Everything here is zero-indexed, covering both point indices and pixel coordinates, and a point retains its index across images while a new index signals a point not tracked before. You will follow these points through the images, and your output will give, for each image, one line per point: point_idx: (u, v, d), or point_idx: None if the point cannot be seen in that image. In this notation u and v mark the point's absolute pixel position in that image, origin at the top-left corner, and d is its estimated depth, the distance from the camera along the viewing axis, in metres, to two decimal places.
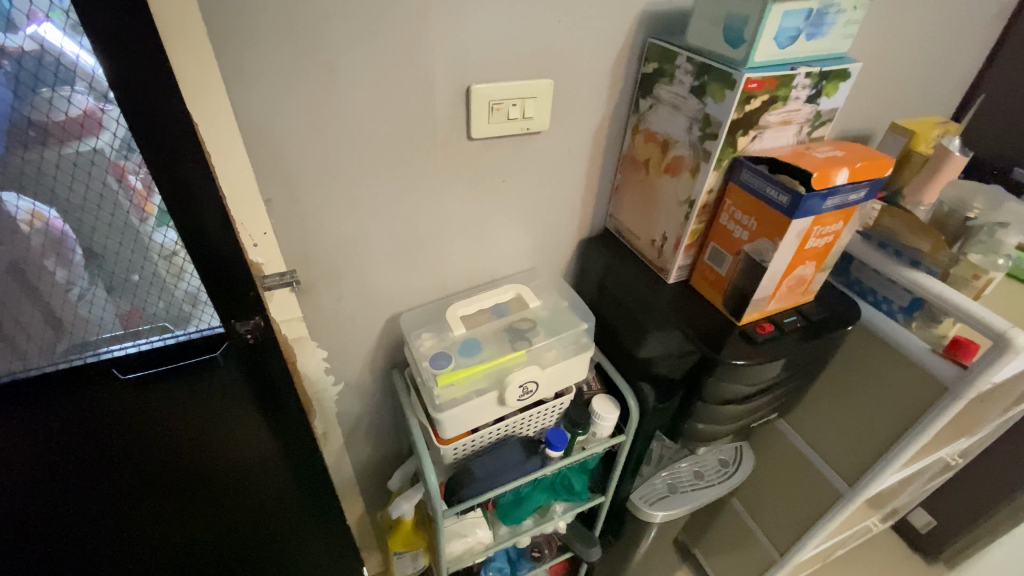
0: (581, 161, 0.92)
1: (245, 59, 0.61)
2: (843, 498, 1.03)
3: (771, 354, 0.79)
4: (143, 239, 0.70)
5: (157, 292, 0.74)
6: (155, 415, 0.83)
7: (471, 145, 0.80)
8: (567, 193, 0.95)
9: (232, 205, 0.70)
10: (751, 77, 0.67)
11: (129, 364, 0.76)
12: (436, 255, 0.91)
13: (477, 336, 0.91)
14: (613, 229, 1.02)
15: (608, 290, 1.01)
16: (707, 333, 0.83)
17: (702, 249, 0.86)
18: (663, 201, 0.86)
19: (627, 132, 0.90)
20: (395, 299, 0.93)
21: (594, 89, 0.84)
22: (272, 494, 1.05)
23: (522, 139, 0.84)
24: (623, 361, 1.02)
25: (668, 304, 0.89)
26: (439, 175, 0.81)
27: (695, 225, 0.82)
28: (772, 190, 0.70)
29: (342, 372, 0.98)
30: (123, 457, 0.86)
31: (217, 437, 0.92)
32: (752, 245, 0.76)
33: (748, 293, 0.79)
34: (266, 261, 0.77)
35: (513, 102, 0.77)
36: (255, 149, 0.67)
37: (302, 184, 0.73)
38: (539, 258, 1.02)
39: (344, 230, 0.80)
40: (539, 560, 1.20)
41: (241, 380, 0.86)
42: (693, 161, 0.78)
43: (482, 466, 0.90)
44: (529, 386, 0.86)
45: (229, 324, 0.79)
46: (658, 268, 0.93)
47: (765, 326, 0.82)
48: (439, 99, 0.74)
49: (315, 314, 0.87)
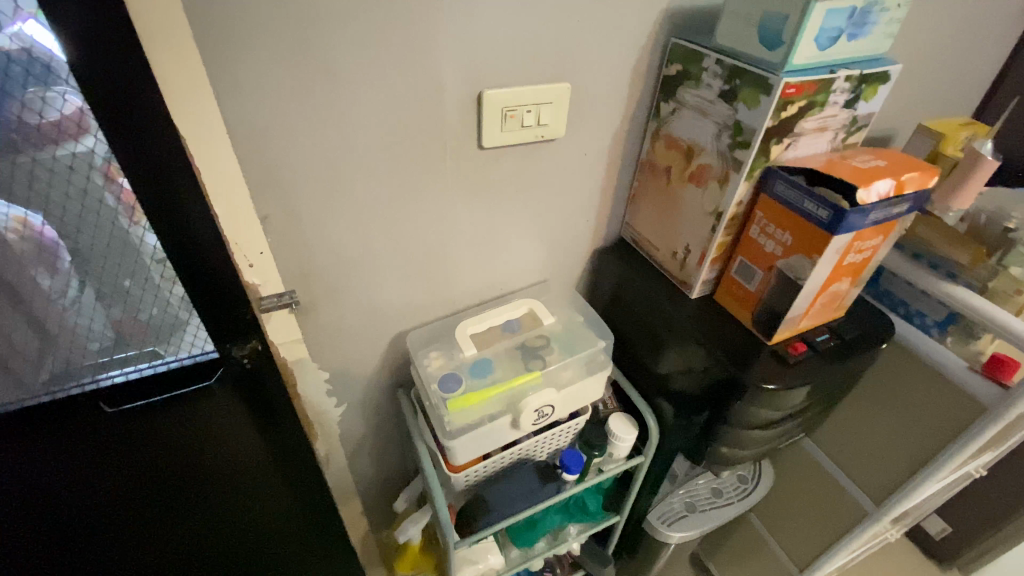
0: (597, 169, 0.86)
1: (236, 64, 0.55)
2: (869, 517, 0.98)
3: (804, 377, 0.74)
4: (128, 260, 0.64)
5: (148, 316, 0.69)
6: (146, 449, 0.78)
7: (482, 154, 0.75)
8: (582, 202, 0.90)
9: (225, 224, 0.64)
10: (790, 82, 0.62)
11: (118, 396, 0.70)
12: (444, 269, 0.86)
13: (489, 356, 0.86)
14: (629, 238, 0.96)
15: (624, 304, 0.96)
16: (734, 351, 0.78)
17: (728, 263, 0.81)
18: (687, 211, 0.80)
19: (647, 138, 0.84)
20: (401, 316, 0.88)
21: (613, 93, 0.78)
22: (272, 521, 0.99)
23: (536, 146, 0.78)
24: (639, 378, 0.97)
25: (690, 321, 0.84)
26: (448, 187, 0.76)
27: (722, 237, 0.77)
28: (811, 203, 0.65)
29: (345, 393, 0.93)
30: (114, 493, 0.81)
31: (214, 468, 0.86)
32: (786, 261, 0.71)
33: (780, 310, 0.74)
34: (262, 281, 0.72)
35: (528, 108, 0.72)
36: (249, 162, 0.62)
37: (301, 199, 0.67)
38: (551, 270, 0.97)
39: (347, 247, 0.75)
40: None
41: (239, 406, 0.80)
42: (721, 171, 0.72)
43: (494, 493, 0.86)
44: (545, 409, 0.81)
45: (224, 348, 0.73)
46: (680, 282, 0.88)
47: (797, 345, 0.77)
48: (449, 106, 0.68)
49: (315, 335, 0.82)
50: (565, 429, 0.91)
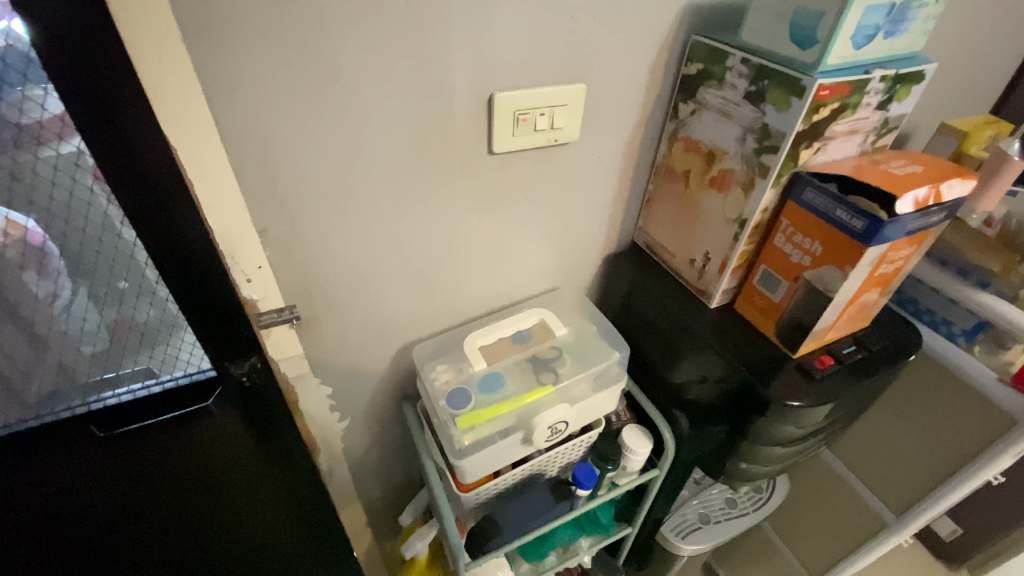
0: (611, 173, 0.82)
1: (231, 68, 0.51)
2: (890, 529, 0.96)
3: (831, 392, 0.71)
4: (117, 277, 0.60)
5: (141, 334, 0.65)
6: (139, 477, 0.73)
7: (492, 160, 0.71)
8: (595, 207, 0.86)
9: (220, 238, 0.60)
10: (824, 83, 0.58)
11: (109, 420, 0.66)
12: (451, 280, 0.82)
13: (499, 369, 0.82)
14: (643, 244, 0.92)
15: (636, 312, 0.92)
16: (757, 364, 0.75)
17: (750, 272, 0.77)
18: (707, 218, 0.77)
19: (664, 140, 0.80)
20: (406, 329, 0.84)
21: (630, 94, 0.74)
22: (274, 546, 0.94)
23: (549, 150, 0.74)
24: (653, 389, 0.94)
25: (708, 331, 0.80)
26: (456, 194, 0.72)
27: (745, 246, 0.73)
28: (843, 212, 0.62)
29: (348, 408, 0.89)
30: (106, 526, 0.76)
31: (212, 495, 0.82)
32: (815, 272, 0.67)
33: (806, 323, 0.71)
34: (261, 296, 0.68)
35: (542, 111, 0.68)
36: (245, 172, 0.57)
37: (301, 211, 0.63)
38: (562, 277, 0.93)
39: (350, 259, 0.70)
40: None
41: (239, 425, 0.76)
42: (746, 176, 0.69)
43: (505, 512, 0.83)
44: (559, 426, 0.78)
45: (222, 366, 0.69)
46: (698, 290, 0.84)
47: (824, 359, 0.74)
48: (458, 110, 0.64)
49: (317, 351, 0.78)
50: (576, 443, 0.87)
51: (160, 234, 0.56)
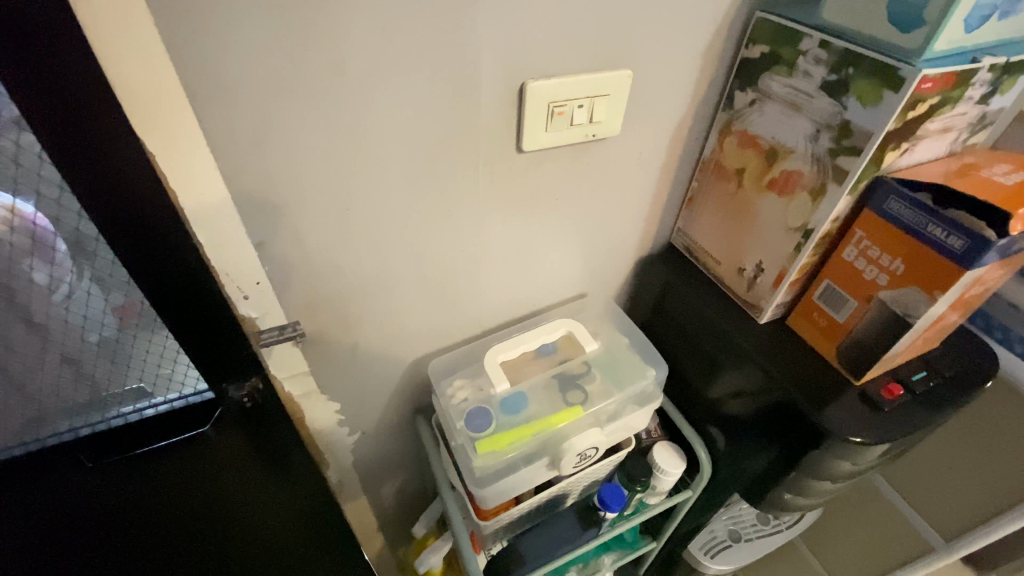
0: (651, 171, 0.73)
1: (214, 58, 0.42)
2: (937, 554, 0.90)
3: (901, 428, 0.63)
4: (97, 298, 0.51)
5: (125, 362, 0.57)
6: (133, 512, 0.67)
7: (521, 158, 0.61)
8: (631, 208, 0.77)
9: (212, 253, 0.52)
10: (928, 74, 0.48)
11: (100, 450, 0.60)
12: (472, 290, 0.73)
13: (523, 388, 0.75)
14: (682, 247, 0.84)
15: (671, 322, 0.84)
16: (814, 388, 0.67)
17: (809, 285, 0.68)
18: (764, 224, 0.68)
19: (713, 133, 0.71)
20: (422, 341, 0.76)
21: (680, 81, 0.64)
22: (282, 562, 0.88)
23: (585, 146, 0.64)
24: (686, 404, 0.86)
25: (757, 349, 0.71)
26: (479, 199, 0.63)
27: (808, 258, 0.65)
28: (939, 229, 0.54)
29: (358, 422, 0.82)
30: (97, 567, 0.70)
31: (214, 524, 0.76)
32: (894, 293, 0.59)
33: (877, 347, 0.63)
34: (260, 313, 0.60)
35: (580, 103, 0.58)
36: (237, 179, 0.49)
37: (304, 221, 0.55)
38: (591, 283, 0.85)
39: (359, 270, 0.62)
40: None
41: (240, 447, 0.70)
42: (816, 181, 0.60)
43: (528, 544, 0.79)
44: (589, 452, 0.71)
45: (220, 388, 0.63)
46: (745, 302, 0.76)
47: (893, 388, 0.66)
48: (484, 105, 0.55)
49: (324, 367, 0.71)
50: (603, 466, 0.80)
51: (144, 255, 0.48)
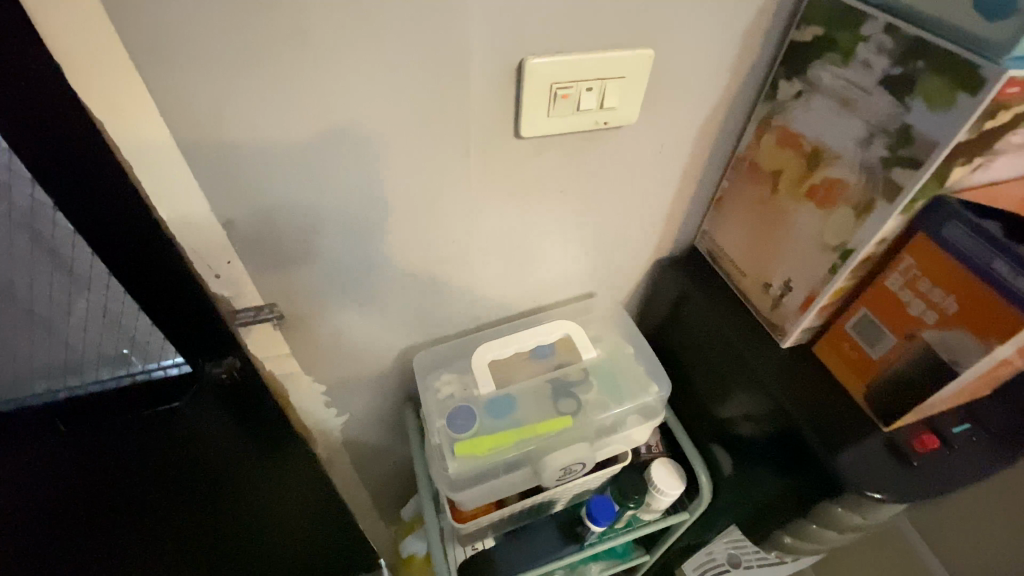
0: (674, 167, 0.65)
1: (159, 16, 0.38)
2: None
3: (928, 488, 0.56)
4: (63, 266, 0.50)
5: (101, 328, 0.56)
6: (111, 477, 0.67)
7: (520, 145, 0.55)
8: (648, 207, 0.69)
9: (177, 228, 0.50)
10: (1017, 76, 0.40)
11: (71, 420, 0.60)
12: (465, 283, 0.69)
13: (512, 391, 0.70)
14: (705, 252, 0.75)
15: (683, 332, 0.77)
16: (834, 430, 0.59)
17: (842, 311, 0.60)
18: (798, 237, 0.60)
19: (749, 127, 0.62)
20: (411, 331, 0.72)
21: (711, 64, 0.55)
22: (274, 531, 0.90)
23: (595, 135, 0.57)
24: (692, 421, 0.80)
25: (775, 377, 0.64)
26: (471, 188, 0.57)
27: (844, 282, 0.57)
28: (1005, 266, 0.45)
29: (345, 405, 0.80)
30: (83, 526, 0.72)
31: (197, 493, 0.76)
32: (940, 335, 0.51)
33: (913, 393, 0.55)
34: (233, 292, 0.58)
35: (590, 85, 0.50)
36: (198, 151, 0.46)
37: (275, 201, 0.51)
38: (600, 283, 0.78)
39: (340, 255, 0.59)
40: None
41: (223, 421, 0.69)
42: (862, 195, 0.52)
43: (507, 552, 0.76)
44: (574, 467, 0.67)
45: (198, 363, 0.61)
46: (767, 321, 0.68)
47: (925, 440, 0.58)
48: (474, 83, 0.49)
49: (307, 350, 0.68)
50: (592, 479, 0.75)
51: (95, 224, 0.46)
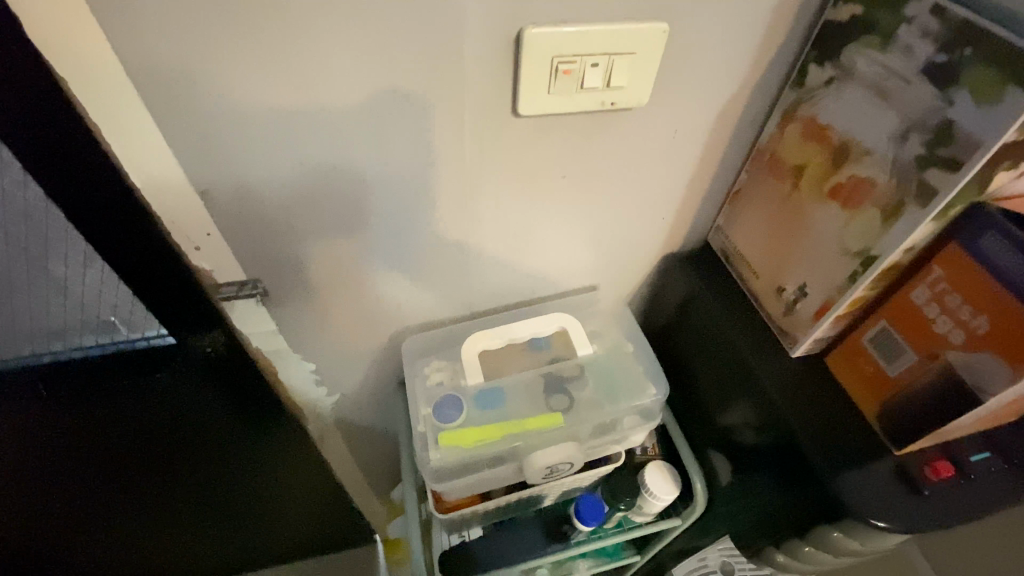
0: (688, 158, 0.60)
1: None
2: None
3: (936, 519, 0.52)
4: (43, 228, 0.48)
5: (82, 295, 0.55)
6: (105, 434, 0.69)
7: (518, 126, 0.51)
8: (658, 199, 0.64)
9: (153, 196, 0.48)
10: None
11: (60, 381, 0.60)
12: (459, 269, 0.66)
13: (502, 383, 0.68)
14: (718, 250, 0.71)
15: (688, 333, 0.73)
16: (839, 449, 0.56)
17: (860, 323, 0.56)
18: (817, 240, 0.55)
19: (772, 116, 0.57)
20: (402, 315, 0.70)
21: (732, 44, 0.50)
22: (266, 499, 0.91)
23: (601, 118, 0.53)
24: (692, 425, 0.77)
25: (781, 387, 0.60)
26: (464, 170, 0.54)
27: (865, 291, 0.52)
28: None
29: (336, 385, 0.79)
30: (85, 474, 0.75)
31: (191, 456, 0.77)
32: (966, 357, 0.46)
33: (929, 416, 0.50)
34: (215, 266, 0.56)
35: (596, 60, 0.46)
36: (171, 116, 0.44)
37: (254, 172, 0.49)
38: (604, 276, 0.74)
39: (326, 232, 0.56)
40: None
41: (212, 394, 0.68)
42: (891, 196, 0.47)
43: (489, 544, 0.75)
44: (560, 467, 0.64)
45: (181, 335, 0.59)
46: (777, 328, 0.63)
47: (939, 468, 0.54)
48: (468, 54, 0.45)
49: (295, 328, 0.66)
50: (582, 478, 0.71)
51: (67, 192, 0.44)
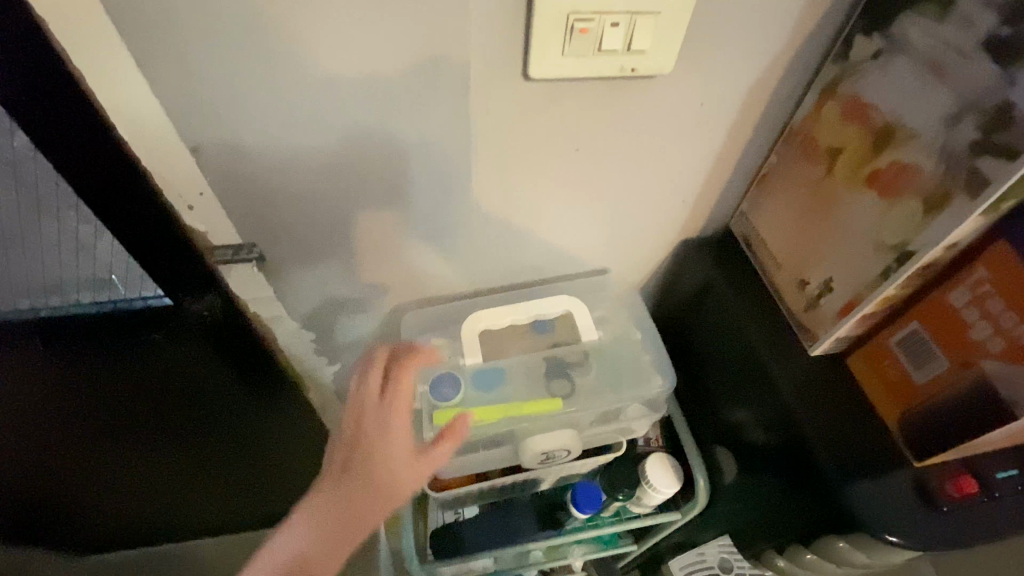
0: (713, 136, 0.55)
1: None
2: None
3: (950, 537, 0.49)
4: (37, 180, 0.47)
5: (76, 251, 0.53)
6: (106, 391, 0.70)
7: (528, 92, 0.47)
8: (677, 180, 0.60)
9: (142, 152, 0.46)
10: None
11: (59, 337, 0.60)
12: (463, 245, 0.63)
13: (502, 364, 0.66)
14: (739, 237, 0.66)
15: (701, 323, 0.69)
16: (854, 457, 0.52)
17: (887, 323, 0.52)
18: (849, 231, 0.51)
19: (809, 93, 0.52)
20: (404, 288, 0.68)
21: (771, 8, 0.45)
22: (266, 464, 0.92)
23: (619, 87, 0.48)
24: (699, 419, 0.74)
25: (797, 386, 0.56)
26: (468, 138, 0.50)
27: (897, 289, 0.48)
28: None
29: (336, 356, 0.78)
30: (88, 431, 0.75)
31: (190, 418, 0.78)
32: (1003, 368, 0.42)
33: (955, 429, 0.47)
34: (209, 229, 0.54)
35: (616, 20, 0.42)
36: (157, 68, 0.41)
37: (246, 130, 0.46)
38: (615, 259, 0.70)
39: (324, 198, 0.53)
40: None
41: (210, 357, 0.67)
42: (936, 186, 0.43)
43: (481, 525, 0.74)
44: (557, 453, 0.63)
45: (177, 297, 0.58)
46: (796, 324, 0.59)
47: (961, 483, 0.51)
48: (475, 8, 0.41)
49: (292, 296, 0.65)
50: (580, 464, 0.69)
51: (57, 140, 0.44)
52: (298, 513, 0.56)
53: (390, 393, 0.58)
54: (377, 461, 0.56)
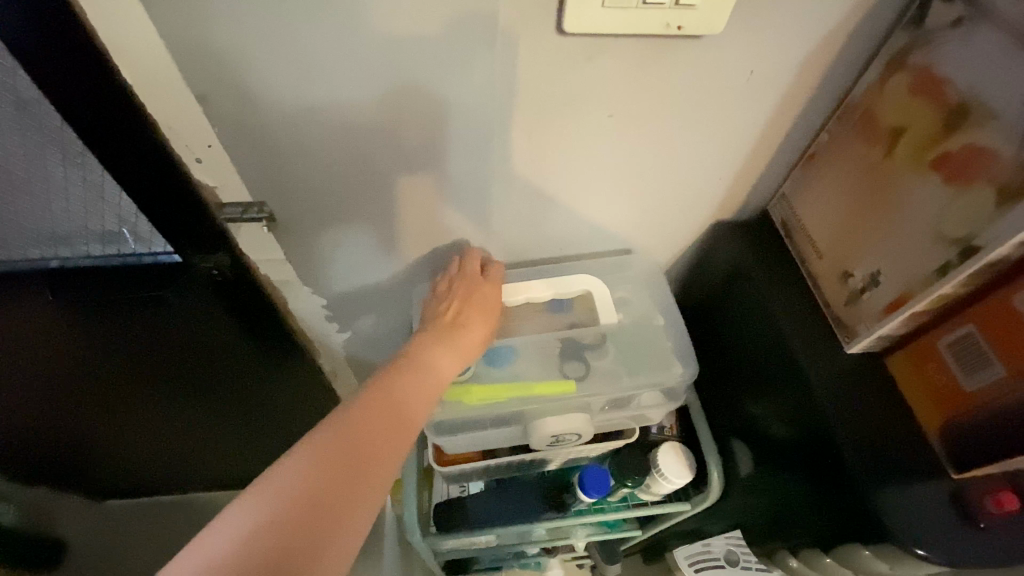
0: (759, 108, 0.51)
1: None
2: None
3: (984, 558, 0.46)
4: (38, 126, 0.44)
5: (83, 202, 0.51)
6: (119, 343, 0.69)
7: (559, 51, 0.43)
8: (714, 156, 0.56)
9: (149, 102, 0.44)
10: None
11: (69, 289, 0.59)
12: (482, 217, 0.60)
13: (516, 343, 0.65)
14: (777, 222, 0.62)
15: (727, 311, 0.66)
16: (889, 464, 0.49)
17: (937, 323, 0.48)
18: (907, 221, 0.47)
19: (872, 64, 0.47)
20: (419, 257, 0.65)
21: None
22: (277, 426, 0.92)
23: (661, 49, 0.44)
24: (716, 410, 0.71)
25: (827, 385, 0.53)
26: (493, 100, 0.47)
27: (956, 287, 0.44)
28: None
29: (347, 323, 0.76)
30: (103, 380, 0.76)
31: (201, 374, 0.77)
32: None
33: (1003, 443, 0.43)
34: (220, 183, 0.52)
35: None
36: (161, 8, 0.38)
37: (256, 83, 0.43)
38: (640, 238, 0.67)
39: (338, 159, 0.51)
40: (548, 553, 0.97)
41: (221, 317, 0.66)
42: (1013, 175, 0.39)
43: (485, 502, 0.73)
44: (568, 436, 0.61)
45: (186, 254, 0.55)
46: (834, 317, 0.56)
47: (1002, 501, 0.47)
48: None
49: (304, 259, 0.63)
50: (590, 448, 0.67)
51: (54, 82, 0.40)
52: (339, 414, 0.44)
53: (459, 303, 0.59)
54: (428, 369, 0.53)
